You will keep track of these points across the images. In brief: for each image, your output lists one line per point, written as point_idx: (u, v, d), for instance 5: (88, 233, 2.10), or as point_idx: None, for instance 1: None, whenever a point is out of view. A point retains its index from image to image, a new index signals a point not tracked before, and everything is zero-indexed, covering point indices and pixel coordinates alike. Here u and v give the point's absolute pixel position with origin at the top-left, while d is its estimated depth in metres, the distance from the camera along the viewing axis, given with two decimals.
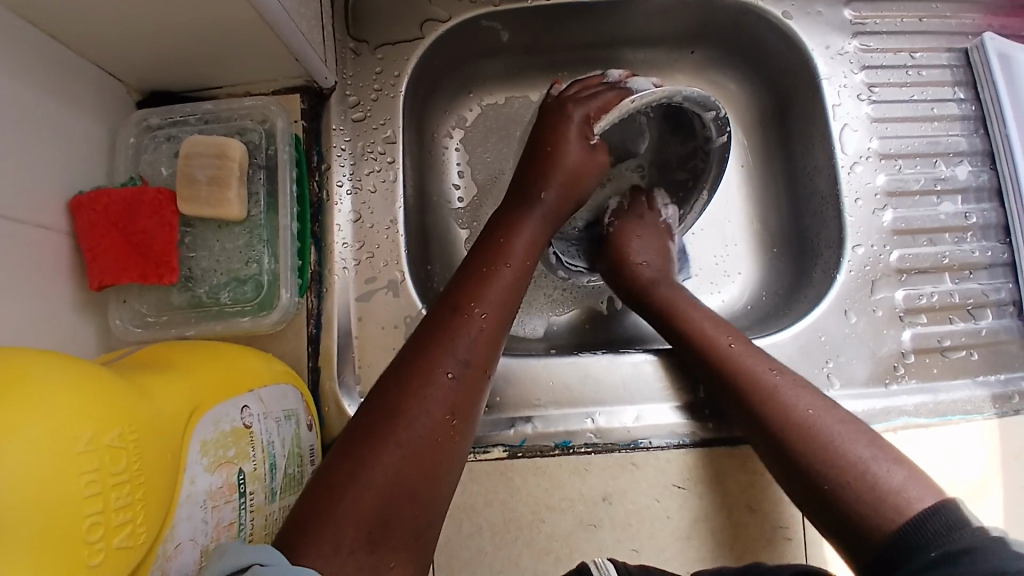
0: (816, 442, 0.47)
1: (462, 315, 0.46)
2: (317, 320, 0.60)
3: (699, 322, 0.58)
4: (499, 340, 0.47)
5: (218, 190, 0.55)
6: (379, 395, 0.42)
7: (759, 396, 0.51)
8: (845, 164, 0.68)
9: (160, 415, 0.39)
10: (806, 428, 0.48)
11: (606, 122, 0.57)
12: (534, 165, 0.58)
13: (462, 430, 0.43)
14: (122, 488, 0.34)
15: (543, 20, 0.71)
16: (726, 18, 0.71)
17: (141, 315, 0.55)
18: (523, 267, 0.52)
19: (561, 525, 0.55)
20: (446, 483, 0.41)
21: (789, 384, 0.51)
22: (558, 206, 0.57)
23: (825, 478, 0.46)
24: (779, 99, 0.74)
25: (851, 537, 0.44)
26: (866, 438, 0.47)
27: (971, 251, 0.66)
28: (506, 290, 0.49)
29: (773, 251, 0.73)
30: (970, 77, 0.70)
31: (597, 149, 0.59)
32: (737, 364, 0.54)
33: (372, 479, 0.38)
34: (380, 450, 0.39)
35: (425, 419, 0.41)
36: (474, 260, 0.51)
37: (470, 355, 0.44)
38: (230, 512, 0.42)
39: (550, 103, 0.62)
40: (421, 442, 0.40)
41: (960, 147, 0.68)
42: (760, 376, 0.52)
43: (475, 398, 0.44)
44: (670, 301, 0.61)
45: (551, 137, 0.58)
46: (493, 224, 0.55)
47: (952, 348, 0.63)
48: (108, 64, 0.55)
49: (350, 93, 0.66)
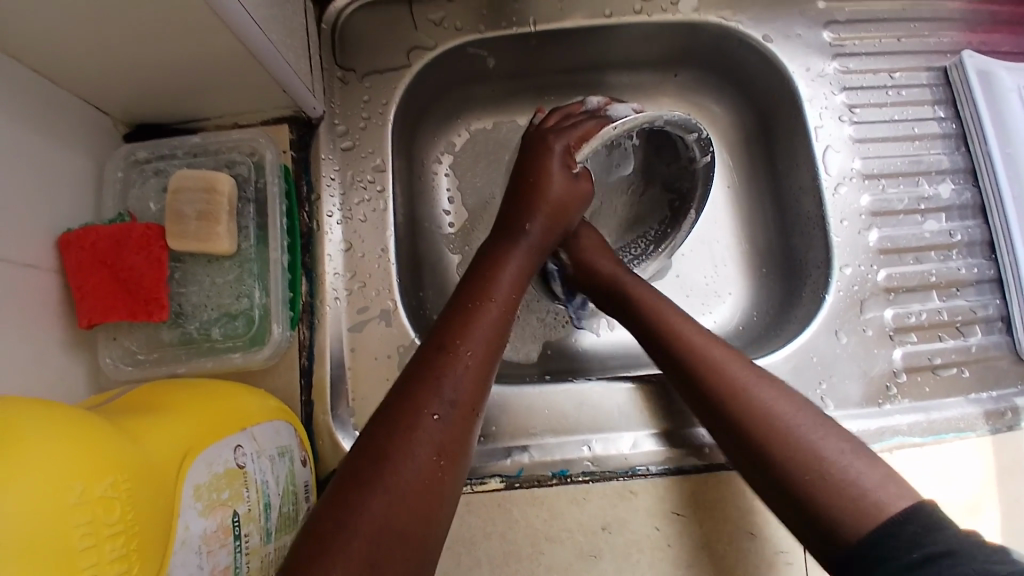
0: (774, 433, 0.46)
1: (448, 353, 0.45)
2: (308, 353, 0.59)
3: (672, 318, 0.56)
4: (487, 376, 0.46)
5: (208, 225, 0.54)
6: (367, 442, 0.41)
7: (722, 390, 0.50)
8: (830, 185, 0.68)
9: (150, 460, 0.38)
10: (757, 420, 0.47)
11: (591, 146, 0.58)
12: (516, 197, 0.58)
13: (451, 470, 0.42)
14: (116, 539, 0.33)
15: (529, 47, 0.71)
16: (708, 41, 0.72)
17: (131, 352, 0.54)
18: (510, 300, 0.52)
19: (560, 557, 0.55)
20: (438, 525, 0.40)
21: (757, 378, 0.50)
22: (543, 237, 0.57)
23: (784, 471, 0.45)
24: (762, 118, 0.75)
25: (823, 534, 0.43)
26: (839, 435, 0.46)
27: (957, 268, 0.67)
28: (491, 325, 0.49)
29: (762, 271, 0.74)
30: (949, 96, 0.71)
31: (580, 177, 0.59)
32: (704, 356, 0.52)
33: (360, 526, 0.37)
34: (368, 497, 0.38)
35: (412, 463, 0.40)
36: (459, 297, 0.51)
37: (457, 394, 0.44)
38: (226, 556, 0.42)
39: (531, 134, 0.62)
40: (409, 488, 0.39)
41: (942, 165, 0.70)
42: (723, 370, 0.51)
43: (464, 438, 0.43)
44: (643, 300, 0.59)
45: (534, 167, 0.59)
46: (479, 259, 0.55)
47: (943, 366, 0.64)
48: (96, 99, 0.54)
49: (339, 122, 0.66)
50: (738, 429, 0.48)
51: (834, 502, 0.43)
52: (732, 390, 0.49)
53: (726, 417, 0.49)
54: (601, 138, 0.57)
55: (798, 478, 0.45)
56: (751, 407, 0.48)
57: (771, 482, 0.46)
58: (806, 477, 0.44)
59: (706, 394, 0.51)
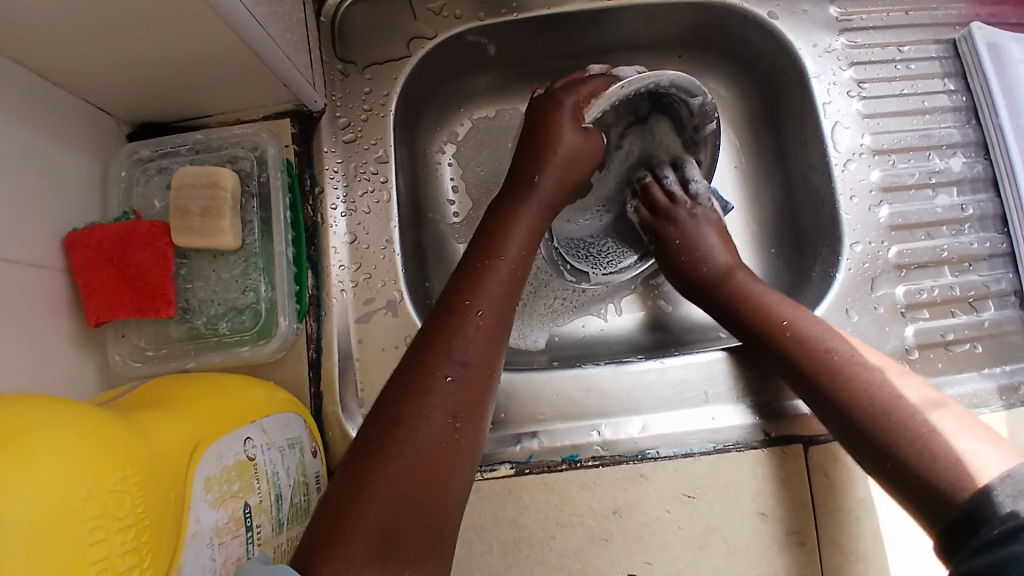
0: (878, 414, 0.48)
1: (459, 314, 0.45)
2: (316, 345, 0.60)
3: (772, 309, 0.57)
4: (501, 336, 0.46)
5: (211, 221, 0.54)
6: (379, 408, 0.41)
7: (827, 373, 0.52)
8: (838, 161, 0.67)
9: (161, 454, 0.38)
10: (865, 405, 0.49)
11: (600, 104, 0.57)
12: (526, 153, 0.58)
13: (466, 433, 0.42)
14: (127, 532, 0.34)
15: (528, 33, 0.71)
16: (711, 20, 0.71)
17: (140, 349, 0.55)
18: (519, 258, 0.51)
19: (571, 541, 0.55)
20: (454, 490, 0.40)
21: (857, 360, 0.51)
22: (553, 193, 0.56)
23: (885, 450, 0.47)
24: (768, 97, 0.74)
25: (932, 502, 0.44)
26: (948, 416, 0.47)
27: (969, 243, 0.66)
28: (501, 285, 0.48)
29: (772, 251, 0.73)
30: (959, 68, 0.70)
31: (592, 133, 0.58)
32: (804, 342, 0.54)
33: (376, 494, 0.38)
34: (378, 465, 0.38)
35: (425, 428, 0.40)
36: (468, 259, 0.50)
37: (468, 355, 0.43)
38: (238, 547, 0.42)
39: (538, 97, 0.61)
40: (423, 452, 0.39)
41: (953, 139, 0.68)
42: (830, 356, 0.52)
43: (478, 399, 0.43)
44: (733, 290, 0.60)
45: (541, 125, 0.57)
46: (489, 218, 0.54)
47: (956, 342, 0.63)
48: (97, 99, 0.55)
49: (340, 115, 0.66)
50: (844, 408, 0.50)
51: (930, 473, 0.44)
52: (833, 373, 0.51)
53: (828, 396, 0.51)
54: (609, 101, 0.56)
55: (892, 455, 0.46)
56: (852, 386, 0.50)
57: (875, 453, 0.48)
58: (907, 453, 0.46)
59: (810, 376, 0.53)
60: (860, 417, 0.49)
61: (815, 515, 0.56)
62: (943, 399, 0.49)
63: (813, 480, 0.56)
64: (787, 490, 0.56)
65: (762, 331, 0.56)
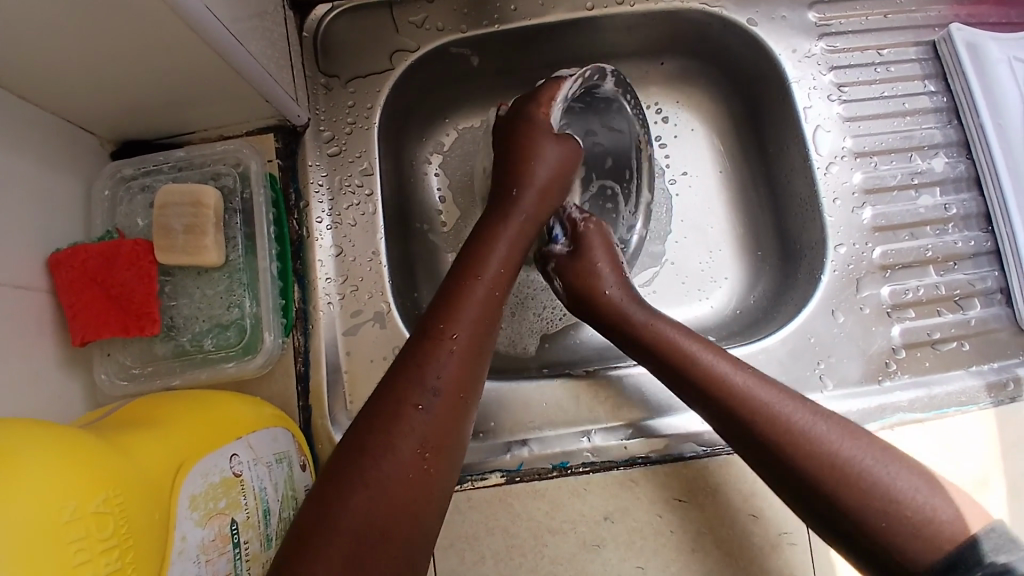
0: (851, 479, 0.43)
1: (433, 340, 0.45)
2: (304, 358, 0.59)
3: (708, 361, 0.51)
4: (476, 360, 0.46)
5: (195, 238, 0.54)
6: (350, 437, 0.41)
7: (773, 430, 0.46)
8: (821, 164, 0.68)
9: (144, 474, 0.38)
10: (832, 470, 0.43)
11: (571, 81, 0.61)
12: (506, 171, 0.58)
13: (437, 463, 0.41)
14: (111, 553, 0.34)
15: (511, 43, 0.71)
16: (691, 28, 0.71)
17: (126, 367, 0.54)
18: (498, 280, 0.50)
19: (563, 549, 0.55)
20: (426, 518, 0.40)
21: (805, 412, 0.46)
22: (535, 210, 0.57)
23: (864, 515, 0.42)
24: (751, 102, 0.74)
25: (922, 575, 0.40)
26: (909, 469, 0.43)
27: (954, 242, 0.66)
28: (479, 307, 0.48)
29: (758, 254, 0.73)
30: (939, 69, 0.70)
31: (567, 139, 0.60)
32: (744, 394, 0.48)
33: (342, 525, 0.37)
34: (347, 492, 0.38)
35: (393, 455, 0.40)
36: (446, 282, 0.50)
37: (440, 382, 0.43)
38: (225, 563, 0.42)
39: (508, 117, 0.62)
40: (392, 480, 0.39)
41: (935, 140, 0.69)
42: (775, 410, 0.47)
43: (451, 425, 0.42)
44: (664, 336, 0.54)
45: (520, 141, 0.59)
46: (469, 241, 0.54)
47: (943, 340, 0.63)
48: (80, 119, 0.55)
49: (325, 128, 0.66)
50: (797, 472, 0.45)
51: (918, 539, 0.40)
52: (789, 435, 0.45)
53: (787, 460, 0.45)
54: (582, 75, 0.61)
55: (873, 523, 0.42)
56: (814, 443, 0.44)
57: (836, 522, 0.43)
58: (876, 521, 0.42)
59: (761, 437, 0.47)
60: (816, 481, 0.44)
61: None
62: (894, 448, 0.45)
63: None
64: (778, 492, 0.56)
65: (699, 382, 0.51)
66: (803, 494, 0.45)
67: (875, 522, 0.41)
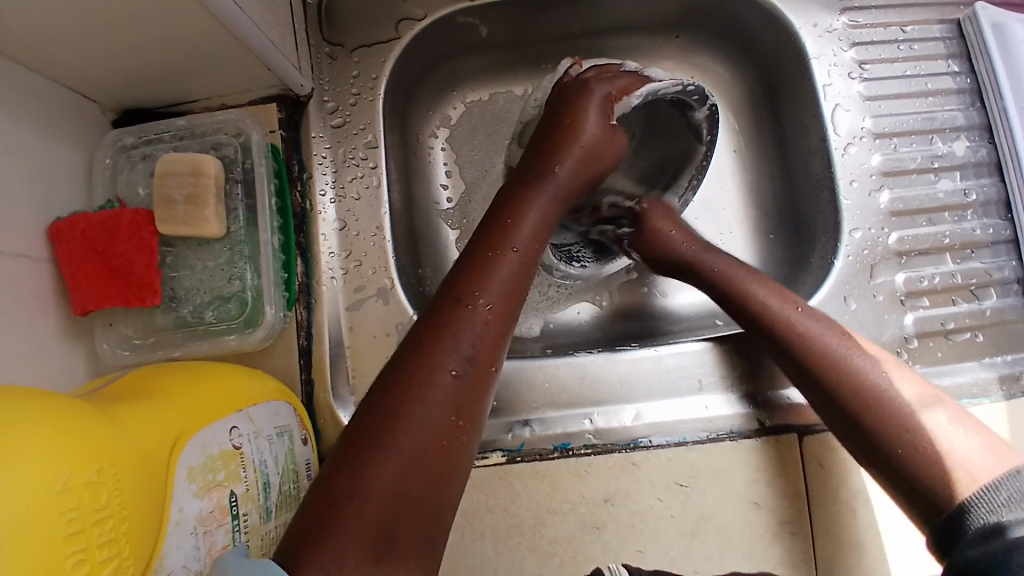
0: (885, 410, 0.48)
1: (465, 306, 0.43)
2: (306, 332, 0.59)
3: (765, 298, 0.56)
4: (505, 328, 0.44)
5: (196, 208, 0.54)
6: (377, 397, 0.39)
7: (818, 360, 0.52)
8: (838, 144, 0.66)
9: (139, 447, 0.38)
10: (861, 390, 0.49)
11: (665, 83, 0.55)
12: (546, 139, 0.55)
13: (468, 431, 0.40)
14: (104, 524, 0.34)
15: (521, 13, 0.69)
16: (708, 1, 0.69)
17: (128, 338, 0.54)
18: (531, 251, 0.48)
19: (563, 530, 0.55)
20: (454, 487, 0.39)
21: (854, 348, 0.52)
22: (572, 181, 0.54)
23: (890, 439, 0.48)
24: (768, 80, 0.72)
25: (924, 498, 0.45)
26: (937, 403, 0.48)
27: (972, 229, 0.64)
28: (510, 277, 0.46)
29: (769, 237, 0.72)
30: (963, 49, 0.68)
31: (617, 129, 0.57)
32: (797, 326, 0.53)
33: (373, 491, 0.36)
34: (377, 459, 0.37)
35: (427, 422, 0.38)
36: (477, 245, 0.47)
37: (473, 350, 0.42)
38: (223, 535, 0.42)
39: (568, 84, 0.58)
40: (421, 448, 0.38)
41: (956, 122, 0.67)
42: (819, 342, 0.52)
43: (482, 395, 0.41)
44: (724, 276, 0.58)
45: (569, 108, 0.55)
46: (500, 203, 0.51)
47: (956, 330, 0.62)
48: (79, 86, 0.54)
49: (328, 99, 0.65)
50: (836, 397, 0.50)
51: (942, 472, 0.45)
52: (835, 369, 0.51)
53: (830, 393, 0.50)
54: (679, 85, 0.55)
55: (888, 446, 0.47)
56: (847, 375, 0.50)
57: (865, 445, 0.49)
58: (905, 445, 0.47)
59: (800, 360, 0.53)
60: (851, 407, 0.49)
61: (810, 504, 0.55)
62: (939, 395, 0.49)
63: (807, 468, 0.56)
64: (781, 480, 0.56)
65: (756, 314, 0.55)
66: (841, 420, 0.50)
67: (892, 447, 0.47)
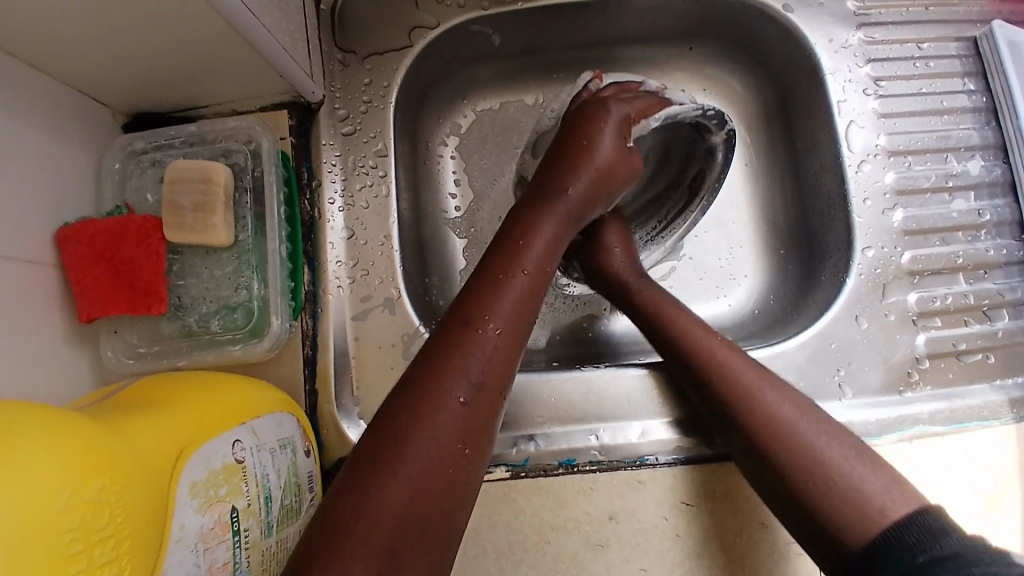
0: (784, 438, 0.46)
1: (475, 330, 0.42)
2: (312, 342, 0.58)
3: (686, 324, 0.55)
4: (514, 353, 0.43)
5: (204, 217, 0.53)
6: (383, 421, 0.39)
7: (731, 392, 0.49)
8: (852, 161, 0.65)
9: (143, 462, 0.38)
10: (769, 422, 0.47)
11: (686, 107, 0.56)
12: (560, 158, 0.54)
13: (475, 458, 0.40)
14: (105, 543, 0.33)
15: (534, 23, 0.68)
16: (723, 14, 0.68)
17: (133, 346, 0.54)
18: (541, 274, 0.48)
19: (567, 547, 0.54)
20: (459, 516, 0.38)
21: (767, 379, 0.49)
22: (584, 201, 0.53)
23: (784, 466, 0.45)
24: (782, 93, 0.72)
25: (827, 541, 0.43)
26: (846, 441, 0.45)
27: (985, 250, 0.64)
28: (520, 301, 0.45)
29: (781, 253, 0.71)
30: (979, 67, 0.67)
31: (631, 150, 0.56)
32: (714, 357, 0.52)
33: (378, 516, 0.35)
34: (383, 485, 0.36)
35: (433, 449, 0.38)
36: (487, 266, 0.47)
37: (482, 376, 0.41)
38: (223, 552, 0.42)
39: (586, 102, 0.58)
40: (427, 475, 0.37)
41: (971, 141, 0.66)
42: (730, 371, 0.50)
43: (490, 421, 0.41)
44: (654, 301, 0.57)
45: (585, 128, 0.55)
46: (510, 222, 0.51)
47: (968, 352, 0.61)
48: (91, 90, 0.53)
49: (339, 106, 0.64)
50: (747, 432, 0.48)
51: (836, 505, 0.43)
52: (740, 394, 0.49)
53: (734, 419, 0.49)
54: (700, 108, 0.56)
55: (791, 483, 0.45)
56: (756, 409, 0.48)
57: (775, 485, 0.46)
58: (810, 484, 0.44)
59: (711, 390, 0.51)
60: (758, 441, 0.47)
61: None
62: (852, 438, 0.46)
63: None
64: None
65: (677, 343, 0.54)
66: (751, 455, 0.48)
67: (795, 485, 0.45)
